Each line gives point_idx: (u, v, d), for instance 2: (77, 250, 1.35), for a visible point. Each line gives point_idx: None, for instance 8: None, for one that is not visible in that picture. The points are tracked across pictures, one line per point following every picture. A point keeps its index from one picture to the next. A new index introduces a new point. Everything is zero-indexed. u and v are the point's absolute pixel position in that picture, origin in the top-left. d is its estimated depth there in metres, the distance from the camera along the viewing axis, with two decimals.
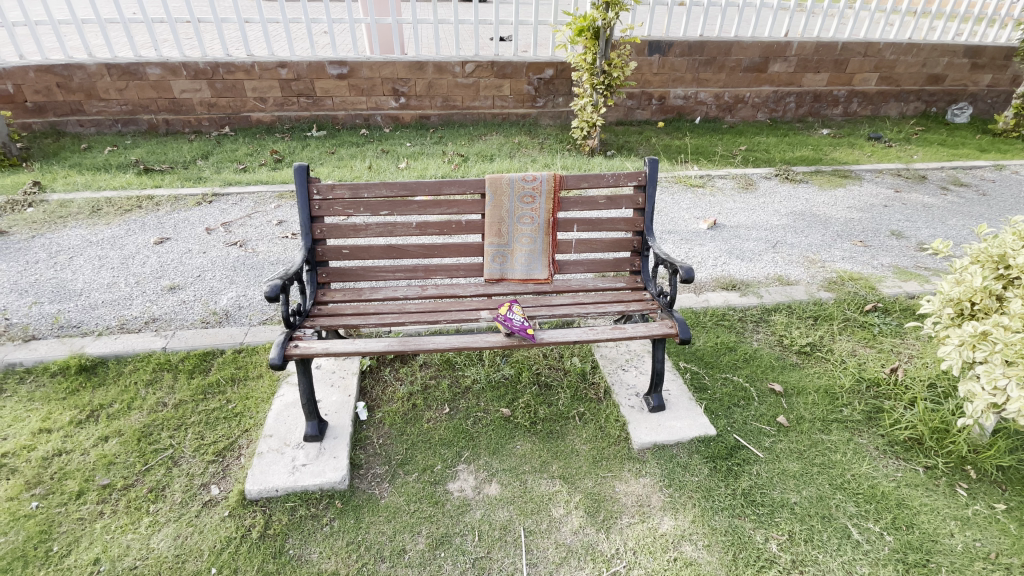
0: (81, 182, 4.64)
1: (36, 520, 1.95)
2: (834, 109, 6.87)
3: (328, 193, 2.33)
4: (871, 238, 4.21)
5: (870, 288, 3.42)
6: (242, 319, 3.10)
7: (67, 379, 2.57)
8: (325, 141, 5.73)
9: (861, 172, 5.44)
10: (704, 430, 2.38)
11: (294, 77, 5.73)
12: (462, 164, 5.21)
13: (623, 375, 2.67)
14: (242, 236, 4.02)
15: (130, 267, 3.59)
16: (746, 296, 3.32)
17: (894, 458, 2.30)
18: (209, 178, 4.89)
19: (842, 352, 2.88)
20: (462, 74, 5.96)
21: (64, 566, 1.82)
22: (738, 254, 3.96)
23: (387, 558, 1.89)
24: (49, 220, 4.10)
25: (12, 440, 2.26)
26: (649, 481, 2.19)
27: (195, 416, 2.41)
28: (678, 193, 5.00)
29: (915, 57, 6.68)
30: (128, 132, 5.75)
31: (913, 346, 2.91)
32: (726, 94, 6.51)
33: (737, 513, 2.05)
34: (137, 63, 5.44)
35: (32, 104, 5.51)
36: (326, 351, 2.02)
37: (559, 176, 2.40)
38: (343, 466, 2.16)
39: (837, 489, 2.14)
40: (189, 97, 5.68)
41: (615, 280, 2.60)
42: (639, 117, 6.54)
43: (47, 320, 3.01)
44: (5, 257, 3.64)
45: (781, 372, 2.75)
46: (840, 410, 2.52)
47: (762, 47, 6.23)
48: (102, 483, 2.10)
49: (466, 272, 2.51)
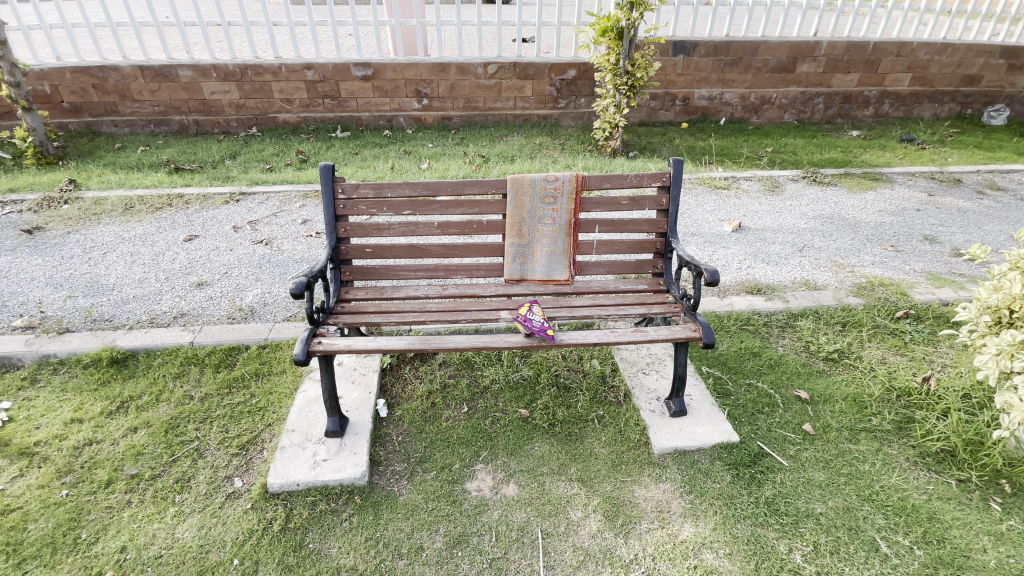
0: (115, 181, 4.79)
1: (66, 507, 2.01)
2: (865, 110, 6.68)
3: (352, 192, 2.36)
4: (903, 242, 4.08)
5: (901, 294, 3.32)
6: (267, 315, 3.15)
7: (99, 370, 2.66)
8: (349, 142, 5.81)
9: (893, 174, 5.29)
10: (727, 436, 2.33)
11: (320, 79, 5.82)
12: (483, 165, 5.23)
13: (643, 379, 2.64)
14: (268, 234, 4.10)
15: (160, 263, 3.69)
16: (772, 301, 3.25)
17: (925, 470, 2.22)
18: (236, 177, 5.00)
19: (871, 360, 2.80)
20: (484, 75, 5.98)
21: (92, 553, 1.88)
22: (763, 257, 3.88)
23: (405, 555, 1.90)
24: (84, 217, 4.24)
25: (46, 429, 2.34)
26: (669, 487, 2.15)
27: (221, 409, 2.46)
28: (702, 195, 4.93)
29: (950, 56, 6.46)
30: (160, 132, 5.92)
31: (947, 355, 2.81)
32: (752, 95, 6.39)
33: (760, 522, 2.01)
34: (170, 65, 5.60)
35: (69, 104, 5.70)
36: (348, 348, 2.04)
37: (581, 177, 2.39)
38: (363, 462, 2.18)
39: (865, 500, 2.08)
40: (218, 98, 5.82)
41: (637, 282, 2.57)
42: (662, 117, 6.47)
43: (81, 314, 3.11)
44: (43, 252, 3.78)
45: (807, 378, 2.68)
46: (868, 419, 2.45)
47: (790, 47, 6.11)
48: (130, 473, 2.16)
49: (486, 272, 2.51)
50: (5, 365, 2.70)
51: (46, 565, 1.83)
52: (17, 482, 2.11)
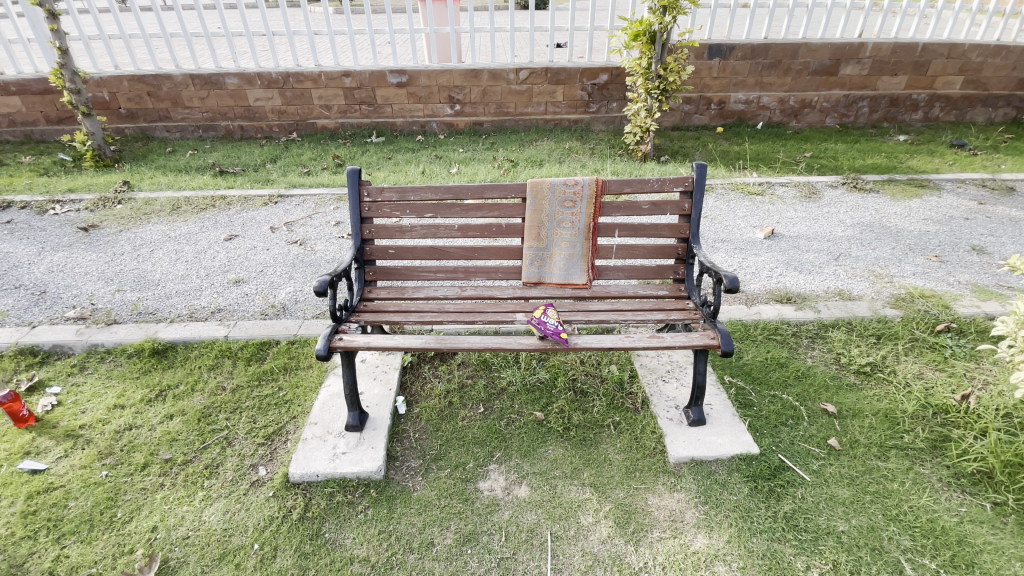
0: (164, 183, 5.08)
1: (104, 487, 2.15)
2: (913, 114, 6.38)
3: (377, 195, 2.43)
4: (948, 253, 3.88)
5: (943, 306, 3.15)
6: (297, 312, 3.28)
7: (141, 360, 2.83)
8: (383, 147, 5.97)
9: (941, 181, 5.03)
10: (746, 448, 2.28)
11: (357, 86, 6.01)
12: (511, 169, 5.29)
13: (662, 387, 2.61)
14: (303, 235, 4.26)
15: (202, 261, 3.89)
16: (802, 311, 3.15)
17: (959, 491, 2.10)
18: (276, 180, 5.22)
19: (906, 374, 2.67)
20: (516, 81, 6.03)
21: (126, 531, 2.00)
22: (795, 265, 3.77)
23: (415, 550, 1.94)
24: (135, 216, 4.51)
25: (91, 413, 2.51)
26: (683, 497, 2.12)
27: (250, 401, 2.57)
28: (735, 201, 4.82)
29: (1005, 58, 6.10)
30: (207, 137, 6.25)
31: (990, 372, 2.66)
32: (791, 99, 6.21)
33: (778, 537, 1.95)
34: (218, 74, 5.90)
35: (125, 111, 6.08)
36: (368, 345, 2.10)
37: (602, 181, 2.39)
38: (379, 456, 2.24)
39: (891, 520, 1.99)
40: (261, 105, 6.10)
41: (658, 288, 2.54)
42: (696, 122, 6.37)
43: (127, 307, 3.32)
44: (97, 248, 4.04)
45: (836, 392, 2.58)
46: (900, 436, 2.34)
47: (832, 49, 5.92)
48: (165, 458, 2.29)
49: (505, 274, 2.55)
50: (58, 353, 2.90)
51: (83, 541, 1.96)
52: (62, 462, 2.27)
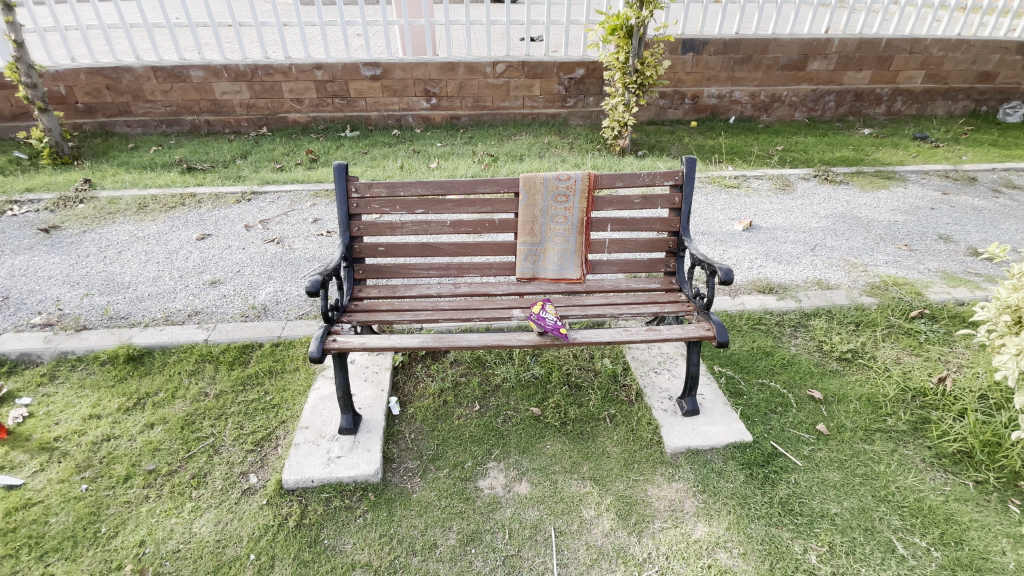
0: (128, 180, 4.84)
1: (85, 502, 2.04)
2: (877, 108, 6.63)
3: (366, 191, 2.37)
4: (917, 242, 4.04)
5: (916, 293, 3.28)
6: (279, 314, 3.18)
7: (115, 367, 2.69)
8: (359, 141, 5.84)
9: (906, 173, 5.23)
10: (740, 436, 2.32)
11: (330, 78, 5.85)
12: (492, 164, 5.24)
13: (655, 378, 2.64)
14: (280, 233, 4.13)
15: (174, 262, 3.73)
16: (784, 300, 3.23)
17: (941, 471, 2.20)
18: (248, 177, 5.04)
19: (885, 360, 2.77)
20: (493, 75, 5.98)
21: (112, 546, 1.90)
22: (774, 256, 3.86)
23: (419, 552, 1.91)
24: (99, 216, 4.29)
25: (65, 424, 2.37)
26: (682, 486, 2.15)
27: (235, 406, 2.48)
28: (712, 194, 4.90)
29: (964, 53, 6.38)
30: (172, 132, 5.98)
31: (963, 355, 2.79)
32: (762, 93, 6.35)
33: (775, 522, 1.99)
34: (182, 66, 5.64)
35: (83, 105, 5.77)
36: (363, 346, 2.05)
37: (594, 175, 2.39)
38: (376, 459, 2.19)
39: (881, 501, 2.06)
40: (229, 98, 5.87)
41: (649, 281, 2.56)
42: (671, 116, 6.45)
43: (97, 311, 3.15)
44: (59, 251, 3.82)
45: (820, 379, 2.66)
46: (884, 420, 2.43)
47: (801, 44, 6.06)
48: (148, 468, 2.18)
49: (498, 270, 2.52)
50: (26, 362, 2.74)
51: (68, 558, 1.86)
52: (38, 477, 2.14)
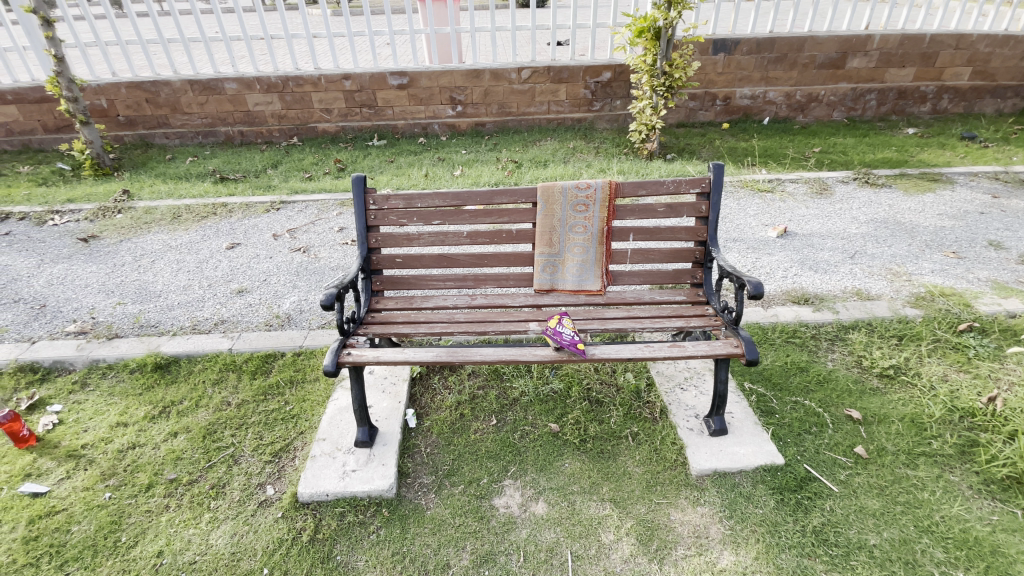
0: (164, 191, 5.01)
1: (107, 510, 2.08)
2: (921, 106, 6.28)
3: (384, 203, 2.35)
4: (965, 248, 3.79)
5: (964, 304, 3.06)
6: (302, 323, 3.21)
7: (143, 375, 2.76)
8: (385, 149, 5.91)
9: (953, 174, 4.93)
10: (771, 458, 2.19)
11: (357, 88, 5.93)
12: (516, 171, 5.20)
13: (681, 395, 2.53)
14: (306, 242, 4.20)
15: (204, 270, 3.83)
16: (820, 312, 3.06)
17: (990, 499, 2.02)
18: (277, 186, 5.15)
19: (931, 377, 2.58)
20: (518, 80, 5.95)
21: (131, 556, 1.93)
22: (810, 264, 3.68)
23: (430, 572, 1.87)
24: (136, 226, 4.45)
25: (93, 432, 2.44)
26: (707, 511, 2.04)
27: (256, 416, 2.51)
28: (745, 199, 4.73)
29: (1012, 49, 5.99)
30: (207, 143, 6.19)
31: (1017, 373, 2.57)
32: (798, 93, 6.11)
33: (808, 552, 1.87)
34: (216, 79, 5.83)
35: (124, 118, 6.02)
36: (377, 360, 2.03)
37: (614, 184, 2.32)
38: (391, 474, 2.16)
39: (923, 532, 1.90)
40: (261, 109, 6.03)
41: (674, 293, 2.46)
42: (702, 118, 6.27)
43: (129, 320, 3.25)
44: (97, 260, 3.98)
45: (859, 397, 2.50)
46: (928, 442, 2.26)
47: (839, 42, 5.80)
48: (170, 478, 2.22)
49: (516, 281, 2.46)
50: (59, 369, 2.84)
51: (87, 567, 1.89)
52: (64, 484, 2.20)
